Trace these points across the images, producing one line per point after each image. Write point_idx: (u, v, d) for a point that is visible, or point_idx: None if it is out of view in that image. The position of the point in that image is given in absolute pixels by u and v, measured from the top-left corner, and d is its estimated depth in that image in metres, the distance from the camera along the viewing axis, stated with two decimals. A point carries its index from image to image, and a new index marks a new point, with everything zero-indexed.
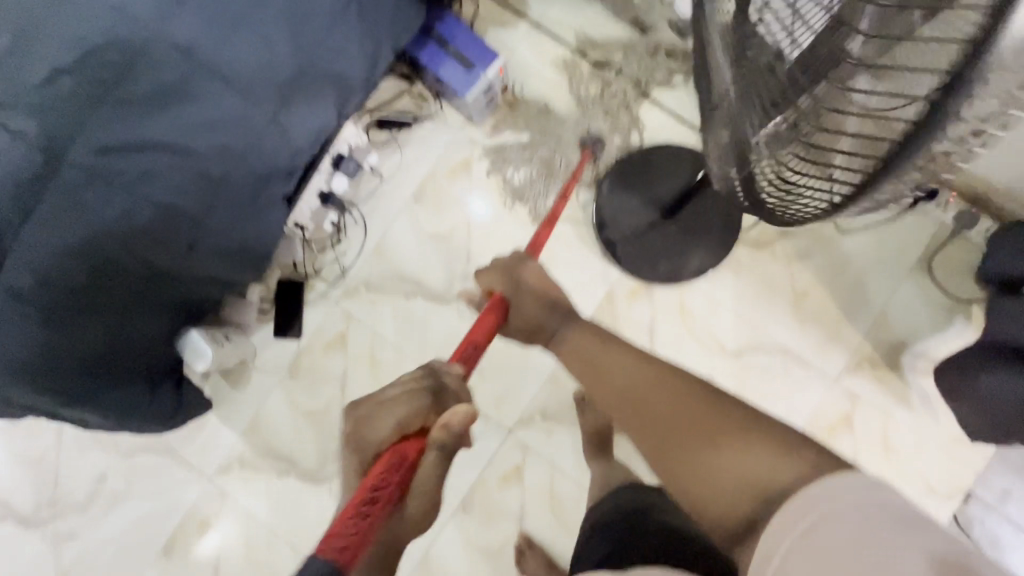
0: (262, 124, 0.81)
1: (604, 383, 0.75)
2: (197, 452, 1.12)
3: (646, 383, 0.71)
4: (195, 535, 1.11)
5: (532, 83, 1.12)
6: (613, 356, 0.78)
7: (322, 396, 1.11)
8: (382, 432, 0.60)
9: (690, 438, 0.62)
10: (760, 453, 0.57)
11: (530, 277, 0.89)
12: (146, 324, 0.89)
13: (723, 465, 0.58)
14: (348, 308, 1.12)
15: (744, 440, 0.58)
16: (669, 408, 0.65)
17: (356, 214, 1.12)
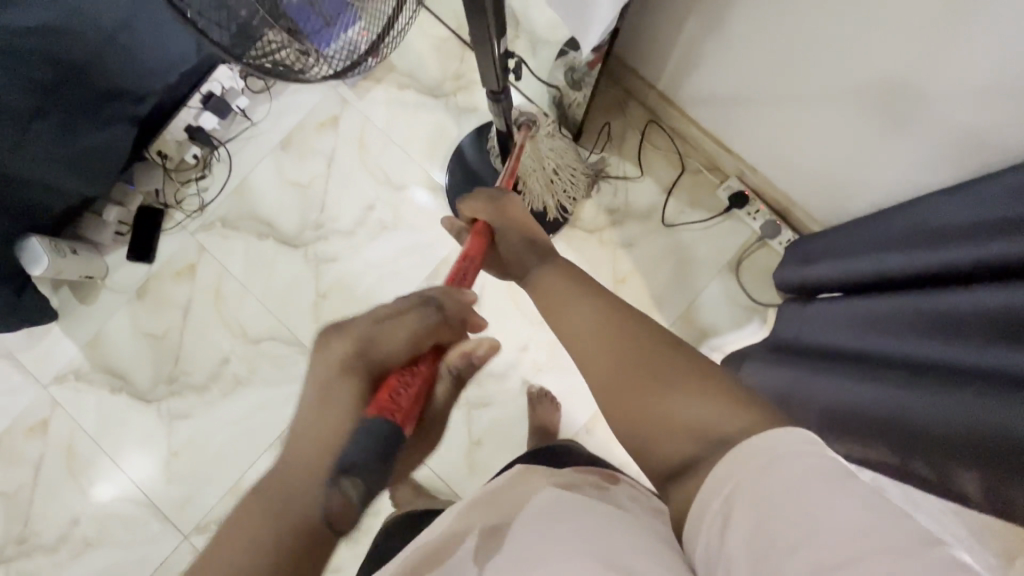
0: (102, 43, 0.88)
1: (562, 324, 0.60)
2: (36, 360, 1.15)
3: (605, 319, 0.56)
4: (22, 438, 1.14)
5: (406, 53, 1.20)
6: (580, 296, 0.60)
7: (164, 319, 1.15)
8: (389, 353, 0.48)
9: (652, 385, 0.48)
10: (712, 408, 0.44)
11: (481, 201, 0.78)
12: None
13: (686, 410, 0.45)
14: (202, 240, 1.17)
15: (702, 394, 0.45)
16: (648, 348, 0.51)
17: (222, 152, 1.18)
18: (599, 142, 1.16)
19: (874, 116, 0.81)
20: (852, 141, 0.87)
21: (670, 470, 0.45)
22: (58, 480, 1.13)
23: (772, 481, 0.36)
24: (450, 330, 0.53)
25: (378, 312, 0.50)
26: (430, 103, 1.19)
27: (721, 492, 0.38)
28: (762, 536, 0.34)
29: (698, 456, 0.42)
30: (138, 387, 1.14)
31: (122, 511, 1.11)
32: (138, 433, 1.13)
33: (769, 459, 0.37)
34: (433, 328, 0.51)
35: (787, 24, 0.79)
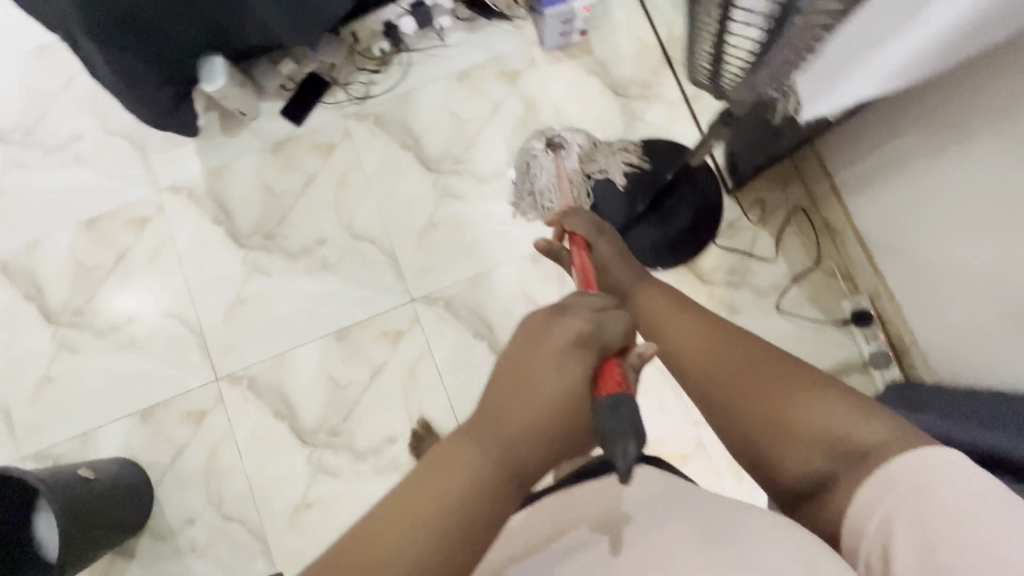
0: None
1: (660, 339, 0.60)
2: (163, 163, 1.21)
3: (706, 339, 0.56)
4: (119, 226, 1.20)
5: (610, 43, 1.21)
6: (678, 317, 0.60)
7: (286, 180, 1.19)
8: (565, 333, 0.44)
9: (798, 401, 0.47)
10: (845, 410, 0.46)
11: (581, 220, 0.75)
12: (189, 22, 0.99)
13: (819, 411, 0.46)
14: (351, 126, 1.21)
15: (824, 397, 0.47)
16: (757, 361, 0.51)
17: (405, 57, 1.22)
18: (750, 204, 1.15)
19: (1012, 308, 0.78)
20: (983, 315, 0.84)
21: (816, 485, 0.46)
22: (134, 276, 1.18)
23: (921, 507, 0.40)
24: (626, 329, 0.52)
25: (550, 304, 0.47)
26: (609, 97, 1.19)
27: (884, 509, 0.42)
28: (920, 559, 0.38)
29: (844, 467, 0.45)
30: (236, 228, 1.18)
31: (173, 329, 1.16)
32: (218, 267, 1.17)
33: (916, 483, 0.41)
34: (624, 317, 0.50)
35: (987, 185, 0.77)
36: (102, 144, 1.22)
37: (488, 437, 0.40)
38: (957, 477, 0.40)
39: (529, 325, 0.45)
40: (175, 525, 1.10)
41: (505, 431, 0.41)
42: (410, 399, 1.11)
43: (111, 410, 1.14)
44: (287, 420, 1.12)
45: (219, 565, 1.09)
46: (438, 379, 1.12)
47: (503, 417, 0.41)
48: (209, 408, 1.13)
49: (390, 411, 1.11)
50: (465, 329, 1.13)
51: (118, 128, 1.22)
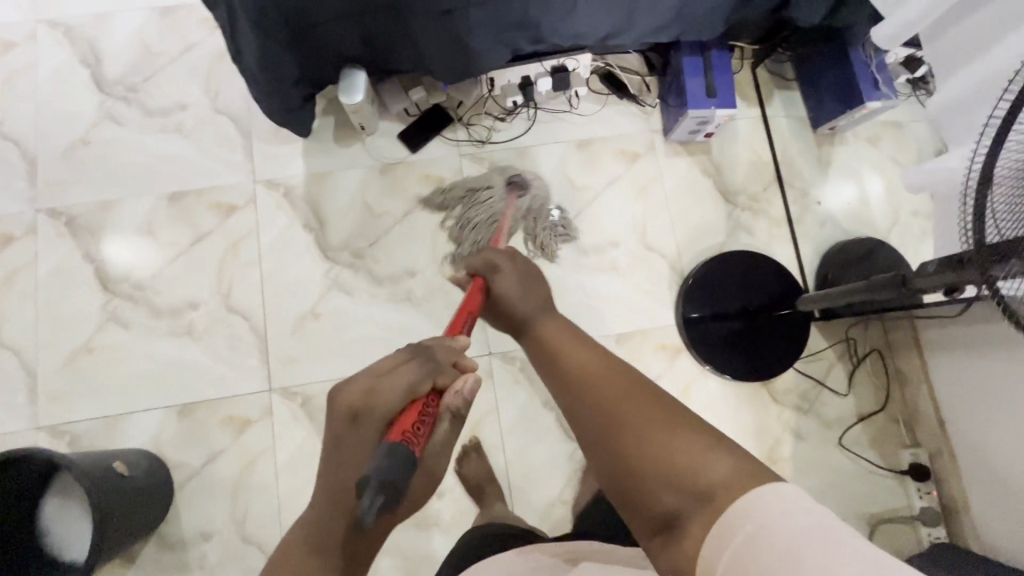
0: None
1: (556, 372, 0.53)
2: (265, 154, 1.17)
3: (590, 368, 0.50)
4: (204, 207, 1.14)
5: (728, 151, 1.25)
6: (574, 347, 0.54)
7: (389, 203, 1.17)
8: (392, 399, 0.52)
9: (628, 451, 0.44)
10: (704, 450, 0.41)
11: (505, 265, 0.71)
12: (349, 33, 0.97)
13: (682, 450, 0.41)
14: (465, 166, 1.20)
15: (690, 439, 0.42)
16: (629, 396, 0.47)
17: (532, 113, 1.23)
18: (832, 335, 1.18)
19: None
20: None
21: (659, 528, 0.41)
22: (206, 262, 1.12)
23: (771, 547, 0.34)
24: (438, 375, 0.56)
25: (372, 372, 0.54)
26: (718, 201, 1.23)
27: (720, 542, 0.37)
28: None
29: (686, 511, 0.40)
30: (326, 240, 1.14)
31: (235, 327, 1.10)
32: (298, 274, 1.13)
33: (755, 529, 0.35)
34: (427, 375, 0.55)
35: None
36: (206, 120, 1.17)
37: (327, 495, 0.48)
38: (794, 510, 0.36)
39: (357, 390, 0.52)
40: (188, 539, 1.02)
41: (336, 477, 0.49)
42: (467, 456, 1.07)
43: (149, 398, 1.06)
44: None
45: None
46: (500, 441, 1.09)
47: (343, 475, 0.49)
48: (256, 420, 1.07)
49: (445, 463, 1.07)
50: (537, 395, 1.11)
51: (228, 108, 1.18)
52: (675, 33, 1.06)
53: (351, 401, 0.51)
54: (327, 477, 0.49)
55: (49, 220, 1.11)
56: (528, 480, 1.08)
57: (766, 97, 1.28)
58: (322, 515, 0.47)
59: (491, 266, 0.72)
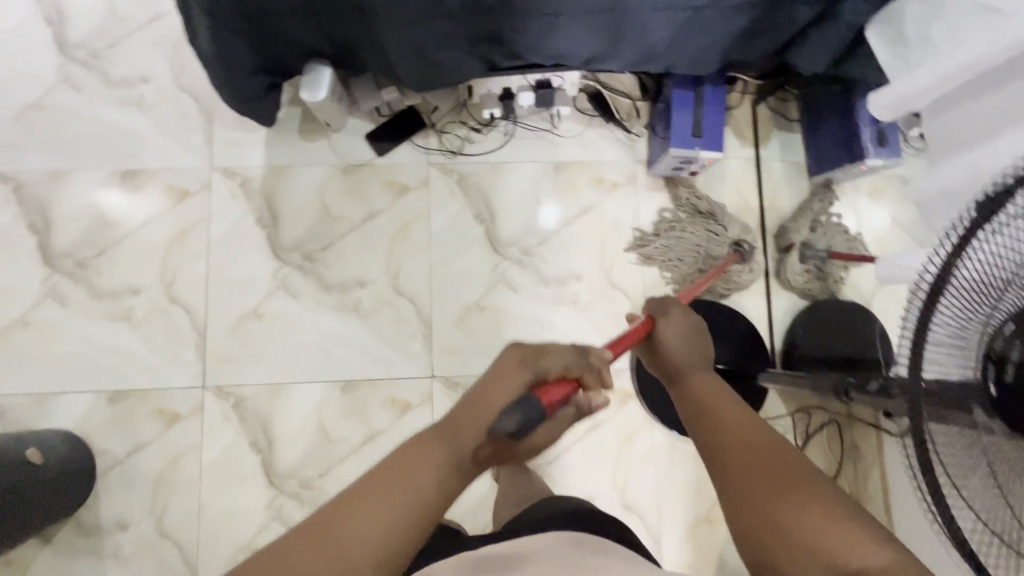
0: (535, 9, 0.85)
1: (703, 421, 0.52)
2: (226, 141, 1.12)
3: (743, 422, 0.50)
4: (158, 190, 1.11)
5: (713, 191, 1.18)
6: (727, 401, 0.53)
7: (347, 206, 1.12)
8: (548, 366, 0.56)
9: (767, 496, 0.42)
10: (859, 530, 0.38)
11: (677, 312, 0.69)
12: (310, 28, 0.91)
13: (830, 524, 0.39)
14: (432, 176, 1.14)
15: (845, 518, 0.39)
16: (784, 457, 0.45)
17: (511, 127, 1.16)
18: (789, 401, 1.13)
19: None
20: None
21: None
22: (153, 246, 1.09)
23: None
24: (591, 373, 0.58)
25: (543, 346, 0.57)
26: None
27: None
28: None
29: None
30: (279, 238, 1.10)
31: (175, 317, 1.07)
32: (245, 270, 1.09)
33: None
34: (575, 367, 0.58)
35: None
36: (168, 96, 1.12)
37: (441, 438, 0.48)
38: None
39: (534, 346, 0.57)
40: (107, 526, 1.02)
41: (490, 408, 0.53)
42: None
43: (82, 380, 1.05)
44: (260, 454, 1.04)
45: None
46: None
47: (473, 422, 0.51)
48: (186, 415, 1.05)
49: None
50: None
51: (192, 87, 1.13)
52: (668, 63, 0.97)
53: (523, 350, 0.56)
54: (462, 410, 0.52)
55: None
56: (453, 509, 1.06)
57: (763, 138, 1.20)
58: (415, 475, 0.44)
59: (663, 308, 0.71)
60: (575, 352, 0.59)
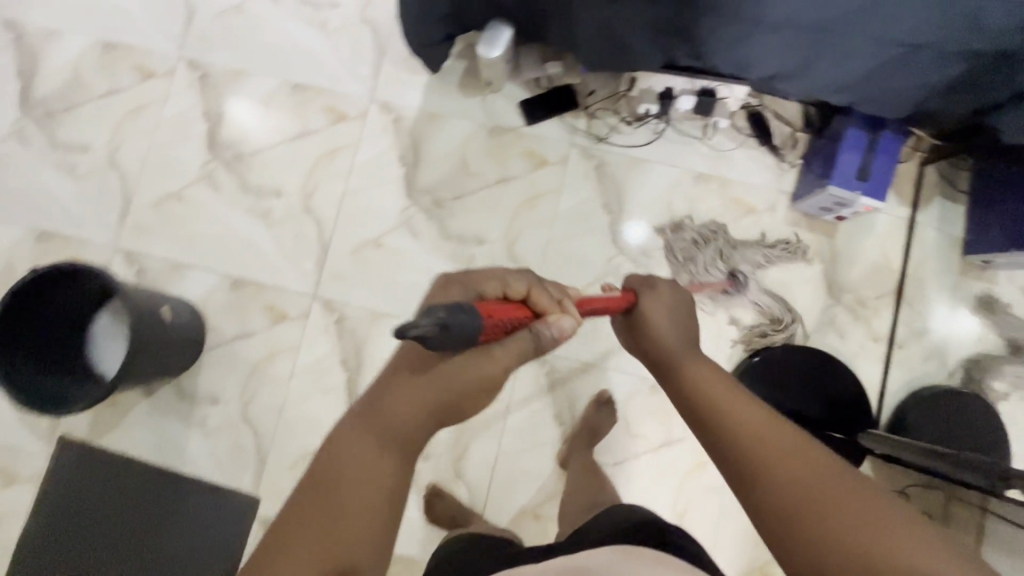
0: (735, 15, 0.83)
1: (717, 425, 0.52)
2: (391, 77, 1.18)
3: (757, 426, 0.50)
4: (319, 107, 1.18)
5: (854, 241, 1.12)
6: (735, 400, 0.54)
7: (484, 165, 1.15)
8: (491, 291, 0.59)
9: (820, 513, 0.42)
10: (914, 540, 0.39)
11: (664, 286, 0.71)
12: None
13: (886, 536, 0.40)
14: (571, 156, 1.15)
15: (903, 526, 0.40)
16: (812, 467, 0.45)
17: (661, 128, 1.15)
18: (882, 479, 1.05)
19: None
20: None
21: None
22: (302, 158, 1.17)
23: None
24: (539, 295, 0.60)
25: (500, 279, 0.59)
26: (820, 289, 1.11)
27: None
28: None
29: None
30: (415, 179, 1.15)
31: (305, 227, 1.14)
32: (377, 200, 1.14)
33: None
34: (528, 284, 0.60)
35: None
36: (348, 24, 1.19)
37: (379, 428, 0.51)
38: None
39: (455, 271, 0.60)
40: (200, 396, 1.10)
41: (446, 366, 0.54)
42: (463, 432, 1.07)
43: (212, 261, 1.14)
44: (347, 373, 1.09)
45: (215, 456, 1.09)
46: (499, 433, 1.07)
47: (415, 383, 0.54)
48: (292, 318, 1.12)
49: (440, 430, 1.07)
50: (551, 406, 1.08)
51: (372, 20, 1.19)
52: (852, 98, 0.93)
53: (455, 277, 0.59)
54: (396, 383, 0.54)
55: (188, 71, 1.20)
56: (509, 480, 1.06)
57: (924, 200, 1.12)
58: (357, 435, 0.50)
59: (644, 283, 0.72)
60: (526, 275, 0.60)
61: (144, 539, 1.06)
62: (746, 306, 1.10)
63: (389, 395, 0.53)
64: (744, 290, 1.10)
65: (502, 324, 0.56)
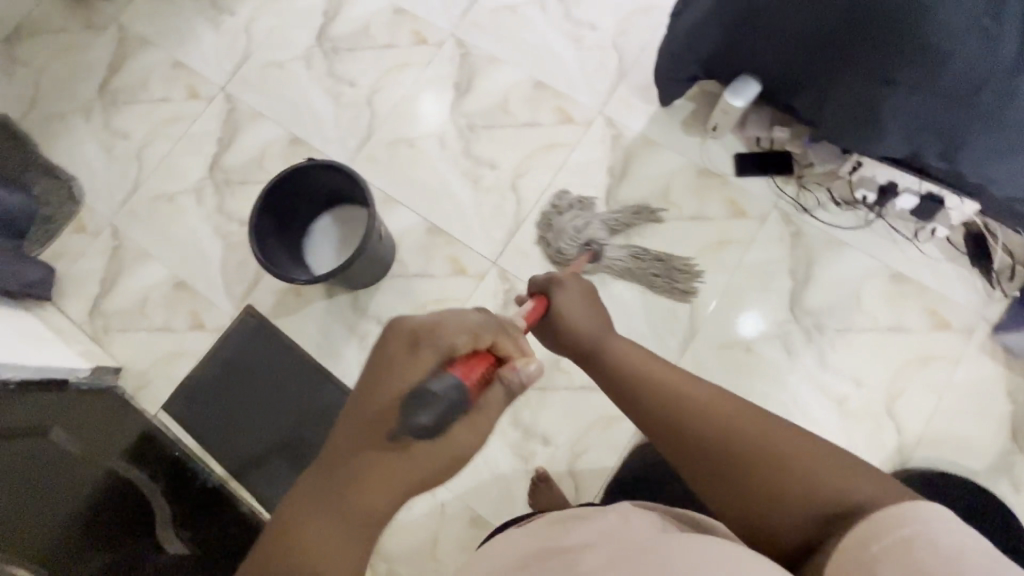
0: (990, 135, 0.87)
1: (666, 408, 0.63)
2: (623, 100, 1.29)
3: (706, 400, 0.61)
4: (551, 106, 1.31)
5: None
6: (680, 378, 0.65)
7: (684, 199, 1.21)
8: (443, 345, 0.55)
9: (762, 473, 0.55)
10: (824, 476, 0.53)
11: (570, 283, 0.81)
12: (771, 53, 1.03)
13: (811, 480, 0.53)
14: (772, 218, 1.18)
15: (827, 463, 0.53)
16: (748, 428, 0.57)
17: (870, 218, 1.15)
18: None
19: None
20: None
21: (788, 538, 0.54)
22: (524, 144, 1.29)
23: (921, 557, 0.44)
24: (504, 337, 0.60)
25: (418, 337, 0.56)
26: (1000, 432, 1.04)
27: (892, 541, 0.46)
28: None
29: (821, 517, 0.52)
30: (617, 191, 1.23)
31: (506, 202, 1.25)
32: (577, 200, 1.24)
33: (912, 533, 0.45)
34: (491, 332, 0.59)
35: None
36: (599, 46, 1.33)
37: (304, 492, 0.52)
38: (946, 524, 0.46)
39: (425, 322, 0.57)
40: (369, 314, 1.22)
41: (398, 422, 0.52)
42: (588, 434, 1.10)
43: (419, 205, 1.28)
44: None
45: None
46: (622, 447, 1.08)
47: (327, 475, 0.52)
48: (469, 275, 1.22)
49: (568, 424, 1.11)
50: None
51: (621, 48, 1.32)
52: None
53: (414, 326, 0.56)
54: (356, 428, 0.53)
55: (454, 47, 1.38)
56: None
57: None
58: (321, 492, 0.51)
59: (545, 281, 0.83)
60: (487, 323, 0.59)
61: (290, 422, 1.19)
62: (623, 250, 1.18)
63: (353, 465, 0.51)
64: (603, 261, 1.16)
65: (482, 378, 0.56)
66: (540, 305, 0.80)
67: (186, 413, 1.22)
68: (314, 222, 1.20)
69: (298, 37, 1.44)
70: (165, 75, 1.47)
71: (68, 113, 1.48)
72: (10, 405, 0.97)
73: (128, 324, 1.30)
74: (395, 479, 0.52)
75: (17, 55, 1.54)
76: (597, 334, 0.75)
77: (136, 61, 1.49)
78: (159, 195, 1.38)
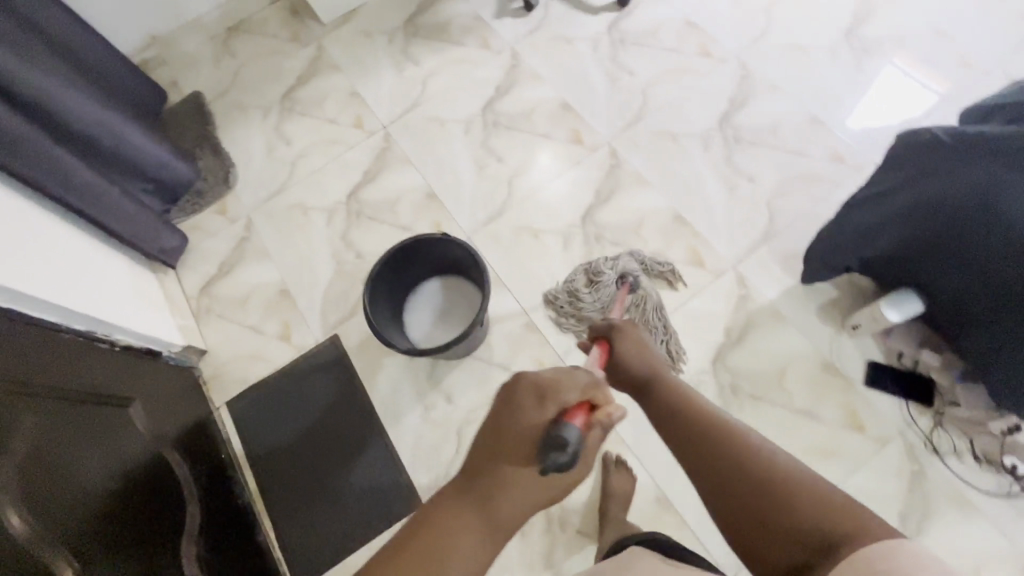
0: None
1: (691, 449, 0.71)
2: (761, 262, 1.23)
3: (724, 437, 0.69)
4: (685, 243, 1.27)
5: None
6: (707, 418, 0.73)
7: (799, 389, 1.12)
8: (564, 397, 0.64)
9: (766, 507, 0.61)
10: (819, 506, 0.58)
11: (626, 333, 0.88)
12: (940, 278, 0.97)
13: (805, 514, 0.58)
14: (896, 445, 1.05)
15: (819, 503, 0.58)
16: (752, 465, 0.64)
17: (1009, 488, 1.00)
18: None
19: None
20: None
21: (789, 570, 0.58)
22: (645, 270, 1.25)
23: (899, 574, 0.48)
24: (601, 390, 0.67)
25: (531, 389, 0.64)
26: None
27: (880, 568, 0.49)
28: None
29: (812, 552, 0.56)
30: (728, 354, 1.16)
31: None
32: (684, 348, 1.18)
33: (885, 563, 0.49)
34: (593, 387, 0.66)
35: None
36: (752, 200, 1.29)
37: (438, 507, 0.61)
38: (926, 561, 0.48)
39: (546, 376, 0.65)
40: (442, 387, 1.22)
41: (523, 451, 0.62)
42: None
43: (524, 296, 1.28)
44: None
45: (417, 441, 1.20)
46: None
47: (459, 491, 0.62)
48: None
49: None
50: None
51: (775, 209, 1.28)
52: None
53: (536, 378, 0.64)
54: (488, 459, 0.62)
55: (606, 155, 1.40)
56: None
57: None
58: (453, 508, 0.60)
59: (606, 326, 0.90)
60: (590, 378, 0.66)
61: (330, 466, 1.21)
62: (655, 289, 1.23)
63: (480, 492, 0.60)
64: (640, 293, 1.21)
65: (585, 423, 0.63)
66: (602, 345, 0.89)
67: (242, 421, 1.27)
68: (421, 284, 1.22)
69: (466, 102, 1.53)
70: (341, 100, 1.59)
71: (250, 106, 1.63)
72: (100, 380, 1.00)
73: (228, 312, 1.38)
74: (513, 505, 0.61)
75: (230, 45, 1.74)
76: (649, 379, 0.84)
77: (322, 79, 1.64)
78: (297, 204, 1.47)
